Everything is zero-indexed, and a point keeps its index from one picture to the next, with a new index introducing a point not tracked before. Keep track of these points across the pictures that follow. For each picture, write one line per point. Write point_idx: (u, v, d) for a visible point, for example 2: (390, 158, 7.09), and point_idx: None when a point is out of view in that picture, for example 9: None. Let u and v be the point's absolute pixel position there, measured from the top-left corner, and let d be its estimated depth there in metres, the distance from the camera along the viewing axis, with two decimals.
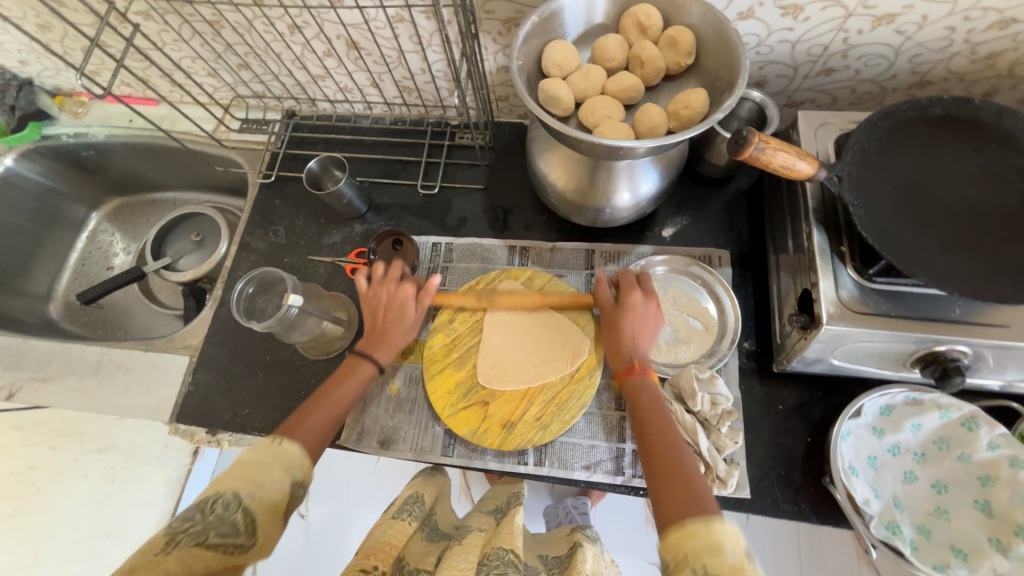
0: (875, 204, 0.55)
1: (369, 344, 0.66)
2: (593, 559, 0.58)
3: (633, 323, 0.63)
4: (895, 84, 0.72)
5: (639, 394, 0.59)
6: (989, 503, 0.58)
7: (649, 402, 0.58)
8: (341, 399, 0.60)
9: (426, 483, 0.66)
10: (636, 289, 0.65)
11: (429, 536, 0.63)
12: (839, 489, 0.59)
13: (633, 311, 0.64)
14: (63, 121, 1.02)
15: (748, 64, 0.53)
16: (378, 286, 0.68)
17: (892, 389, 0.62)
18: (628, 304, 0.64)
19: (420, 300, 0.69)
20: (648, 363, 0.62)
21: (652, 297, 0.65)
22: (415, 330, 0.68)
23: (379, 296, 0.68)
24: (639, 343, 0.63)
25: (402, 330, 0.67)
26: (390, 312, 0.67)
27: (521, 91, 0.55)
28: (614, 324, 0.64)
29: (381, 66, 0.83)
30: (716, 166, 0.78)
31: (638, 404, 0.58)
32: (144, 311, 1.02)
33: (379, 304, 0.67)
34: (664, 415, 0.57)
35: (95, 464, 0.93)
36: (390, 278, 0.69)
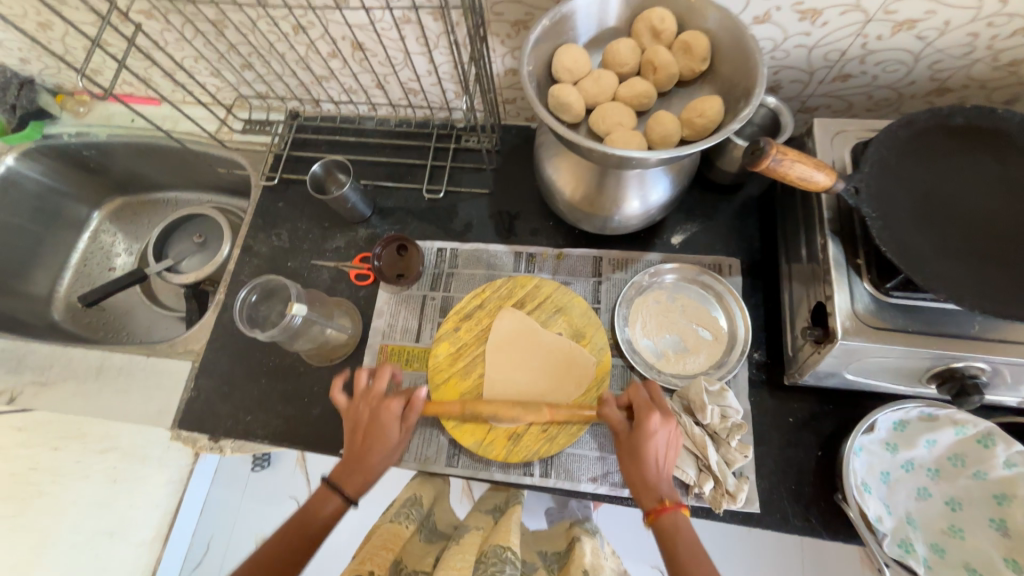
0: (893, 217, 0.54)
1: (343, 471, 0.59)
2: (593, 552, 0.57)
3: (651, 456, 0.55)
4: (913, 91, 0.70)
5: (673, 539, 0.52)
6: (1004, 522, 0.57)
7: (686, 544, 0.51)
8: (330, 511, 0.57)
9: (425, 483, 0.66)
10: (651, 411, 0.57)
11: (428, 536, 0.62)
12: (851, 507, 0.58)
13: (649, 443, 0.56)
14: (64, 121, 1.01)
15: (766, 72, 0.52)
16: (361, 403, 0.63)
17: (908, 405, 0.60)
18: (646, 434, 0.56)
19: (406, 420, 0.63)
20: (675, 495, 0.55)
21: (671, 418, 0.57)
22: (398, 454, 0.62)
23: (360, 415, 0.63)
24: (660, 476, 0.55)
25: (383, 452, 0.61)
26: (370, 433, 0.61)
27: (531, 97, 0.54)
28: (632, 453, 0.57)
29: (387, 67, 0.82)
30: (727, 173, 0.77)
31: (665, 543, 0.52)
32: (147, 313, 1.01)
33: (359, 424, 0.62)
34: (700, 551, 0.51)
35: (96, 466, 0.92)
36: (374, 391, 0.64)
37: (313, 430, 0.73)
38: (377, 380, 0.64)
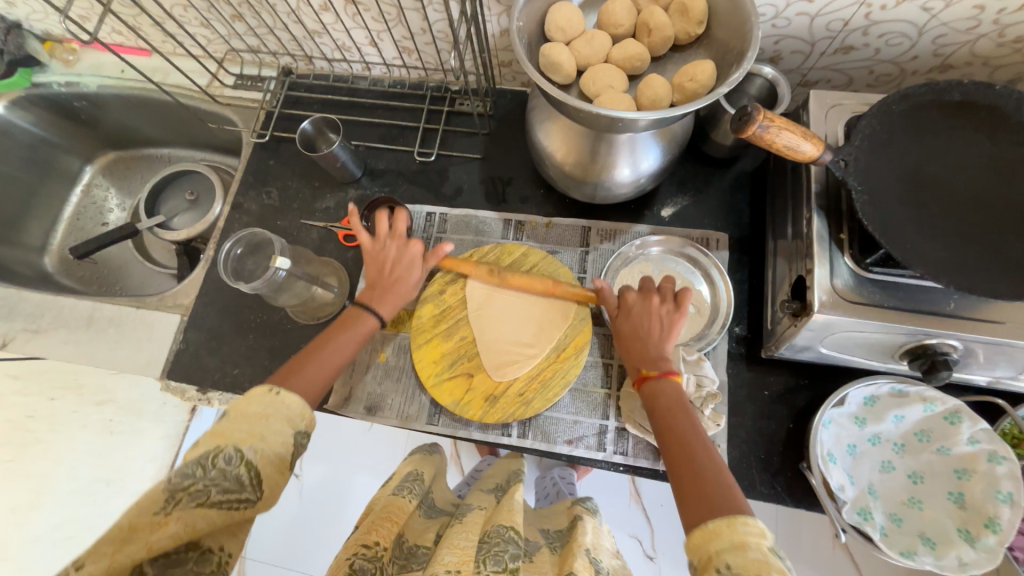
0: (878, 190, 0.53)
1: (371, 295, 0.63)
2: (593, 532, 0.60)
3: (645, 325, 0.60)
4: (915, 67, 0.69)
5: (659, 399, 0.55)
6: (962, 495, 0.58)
7: (671, 404, 0.54)
8: (339, 350, 0.58)
9: (425, 461, 0.69)
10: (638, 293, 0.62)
11: (427, 512, 0.64)
12: (814, 474, 0.60)
13: (640, 314, 0.61)
14: (54, 69, 0.99)
15: (760, 35, 0.51)
16: (386, 241, 0.66)
17: (878, 380, 0.61)
18: (631, 307, 0.62)
19: (427, 261, 0.67)
20: (670, 364, 0.57)
21: (672, 301, 0.61)
22: (417, 288, 0.66)
23: (386, 250, 0.66)
24: (661, 345, 0.58)
25: (401, 289, 0.64)
26: (396, 265, 0.65)
27: (520, 54, 0.53)
28: (623, 331, 0.61)
29: (380, 23, 0.80)
30: (721, 146, 0.76)
31: (658, 408, 0.54)
32: (140, 269, 1.02)
33: (386, 259, 0.65)
34: (693, 418, 0.52)
35: (93, 417, 0.95)
36: (398, 232, 0.66)
37: None
38: (399, 221, 0.67)
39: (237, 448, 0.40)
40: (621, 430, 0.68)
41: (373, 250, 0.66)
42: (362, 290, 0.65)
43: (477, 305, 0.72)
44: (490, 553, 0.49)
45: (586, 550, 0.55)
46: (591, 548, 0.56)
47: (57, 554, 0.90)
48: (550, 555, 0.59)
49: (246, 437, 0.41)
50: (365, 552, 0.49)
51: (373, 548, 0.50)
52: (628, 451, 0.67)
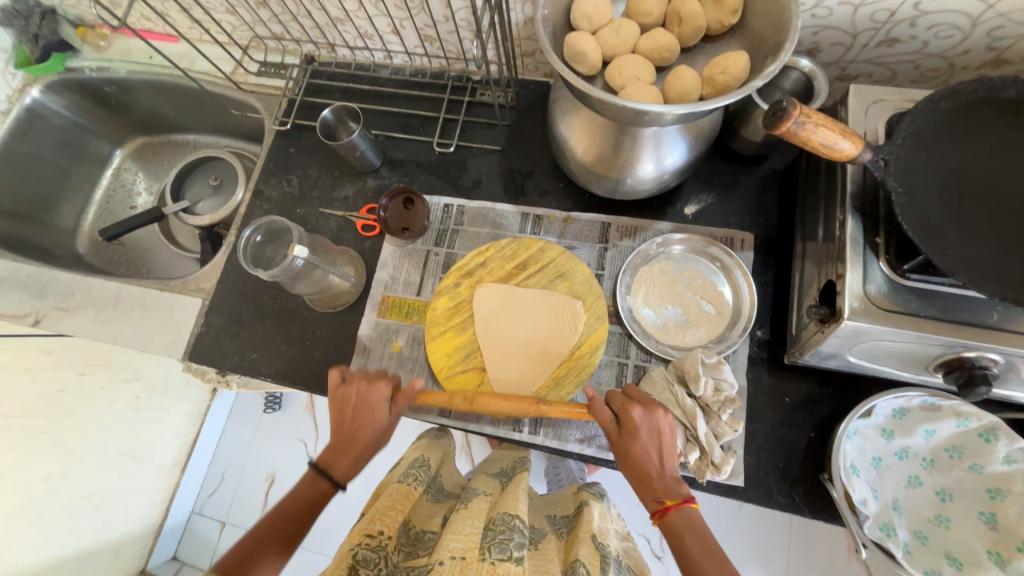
0: (921, 192, 0.50)
1: (332, 454, 0.56)
2: (601, 516, 0.60)
3: (644, 450, 0.53)
4: (966, 61, 0.65)
5: (682, 534, 0.48)
6: (994, 516, 0.56)
7: (695, 539, 0.48)
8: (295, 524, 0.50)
9: (432, 446, 0.66)
10: (634, 404, 0.55)
11: (435, 496, 0.64)
12: (836, 487, 0.58)
13: (642, 430, 0.54)
14: (86, 54, 1.01)
15: (800, 25, 0.48)
16: (348, 384, 0.60)
17: (910, 392, 0.58)
18: (630, 429, 0.54)
19: (394, 400, 0.60)
20: (683, 490, 0.51)
21: (660, 412, 0.55)
22: (386, 436, 0.59)
23: (347, 396, 0.59)
24: (668, 469, 0.52)
25: (368, 439, 0.57)
26: (358, 412, 0.58)
27: (544, 42, 0.51)
28: (623, 450, 0.54)
29: (403, 11, 0.79)
30: (751, 143, 0.73)
31: (680, 547, 0.48)
32: (165, 253, 1.04)
33: (347, 403, 0.59)
34: (717, 553, 0.47)
35: (121, 393, 1.01)
36: (359, 376, 0.61)
37: (314, 372, 0.76)
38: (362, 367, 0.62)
39: None
40: None
41: (338, 402, 0.60)
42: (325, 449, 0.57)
43: (485, 314, 0.71)
44: (495, 542, 0.49)
45: (594, 536, 0.54)
46: (599, 534, 0.56)
47: (86, 520, 0.96)
48: (557, 542, 0.59)
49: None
50: (368, 543, 0.50)
51: (376, 539, 0.50)
52: None
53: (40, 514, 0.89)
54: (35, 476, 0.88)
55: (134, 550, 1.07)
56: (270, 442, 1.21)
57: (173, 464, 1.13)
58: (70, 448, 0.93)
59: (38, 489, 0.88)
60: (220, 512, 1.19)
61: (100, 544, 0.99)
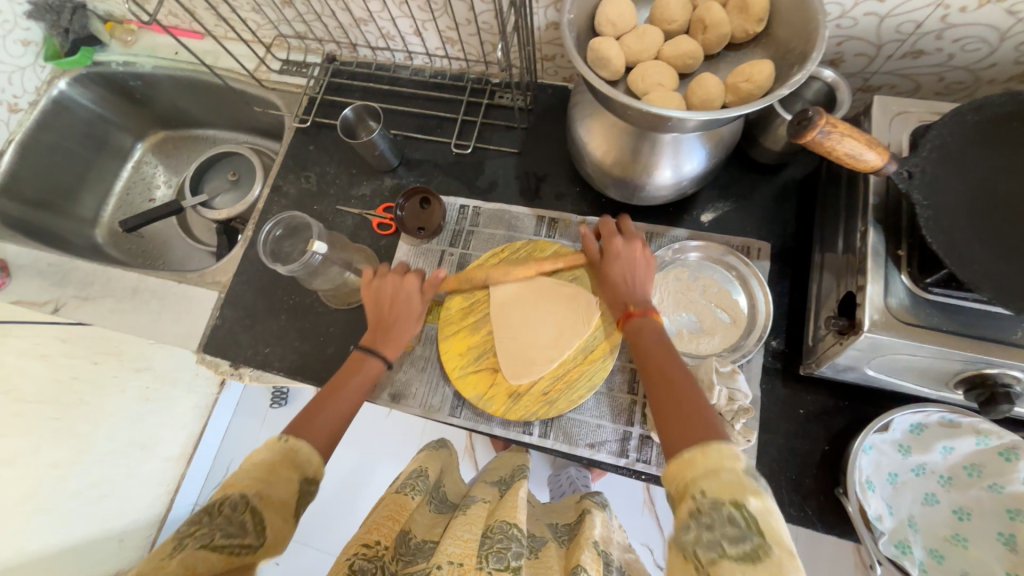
0: (946, 205, 0.50)
1: (374, 339, 0.64)
2: (603, 525, 0.59)
3: (622, 270, 0.64)
4: (991, 75, 0.64)
5: (643, 334, 0.57)
6: (1014, 538, 0.55)
7: (653, 340, 0.57)
8: (348, 400, 0.58)
9: (431, 457, 0.68)
10: (618, 236, 0.66)
11: (438, 506, 0.64)
12: (851, 501, 0.57)
13: (622, 257, 0.64)
14: (113, 49, 1.03)
15: (828, 35, 0.47)
16: (381, 280, 0.67)
17: (928, 408, 0.57)
18: (613, 254, 0.65)
19: (425, 292, 0.68)
20: (649, 307, 0.61)
21: (637, 241, 0.65)
22: (418, 323, 0.67)
23: (383, 290, 0.67)
24: (637, 287, 0.62)
25: (406, 321, 0.65)
26: (396, 302, 0.66)
27: (569, 46, 0.51)
28: (607, 273, 0.65)
29: (426, 13, 0.80)
30: (770, 152, 0.73)
31: (643, 347, 0.56)
32: (182, 245, 1.05)
33: (384, 298, 0.66)
34: (671, 350, 0.55)
35: (132, 381, 1.02)
36: (392, 273, 0.68)
37: (327, 368, 0.76)
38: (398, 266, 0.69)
39: (243, 494, 0.41)
40: (645, 437, 0.67)
41: (375, 296, 0.67)
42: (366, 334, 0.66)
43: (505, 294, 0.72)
44: (491, 550, 0.49)
45: (595, 544, 0.54)
46: (600, 541, 0.55)
47: (93, 509, 0.98)
48: (558, 549, 0.58)
49: (251, 482, 0.43)
50: (366, 552, 0.50)
51: (372, 548, 0.51)
52: (650, 460, 0.66)
53: None
54: None
55: (137, 541, 1.03)
56: None
57: (179, 456, 1.10)
58: None
59: None
60: None
61: (104, 533, 0.98)
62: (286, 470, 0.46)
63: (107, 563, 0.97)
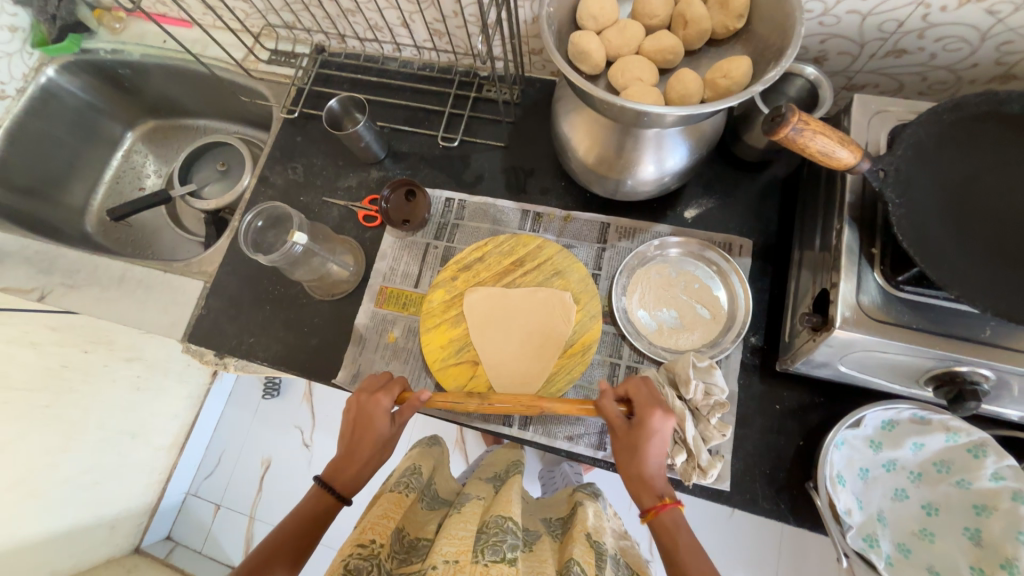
0: (918, 204, 0.50)
1: (336, 474, 0.58)
2: (596, 515, 0.60)
3: (653, 451, 0.54)
4: (973, 75, 0.64)
5: (672, 535, 0.52)
6: (979, 532, 0.56)
7: (684, 543, 0.51)
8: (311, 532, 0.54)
9: (423, 456, 0.69)
10: (655, 408, 0.55)
11: (430, 503, 0.65)
12: (820, 495, 0.58)
13: (657, 439, 0.54)
14: (102, 36, 1.03)
15: (803, 31, 0.48)
16: (352, 399, 0.62)
17: (899, 405, 0.58)
18: (647, 431, 0.54)
19: (395, 419, 0.61)
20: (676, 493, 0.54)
21: (673, 415, 0.55)
22: (389, 448, 0.61)
23: (351, 413, 0.61)
24: (666, 471, 0.55)
25: (372, 452, 0.59)
26: (360, 428, 0.59)
27: (548, 41, 0.51)
28: (632, 447, 0.55)
29: (412, 4, 0.79)
30: (753, 149, 0.73)
31: (671, 546, 0.51)
32: (171, 235, 1.05)
33: (351, 421, 0.60)
34: (702, 559, 0.50)
35: (122, 371, 1.03)
36: (365, 394, 0.61)
37: (310, 358, 0.77)
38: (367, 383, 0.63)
39: None
40: None
41: (346, 418, 0.61)
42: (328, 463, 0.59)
43: (482, 304, 0.71)
44: (488, 544, 0.50)
45: (588, 536, 0.55)
46: (595, 533, 0.56)
47: (83, 495, 0.97)
48: (551, 543, 0.59)
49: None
50: (361, 552, 0.50)
51: (368, 547, 0.51)
52: None
53: (42, 486, 0.90)
54: (36, 450, 0.89)
55: (129, 527, 1.09)
56: (268, 427, 1.22)
57: (170, 445, 1.15)
58: (71, 423, 0.95)
59: (38, 462, 0.90)
60: (214, 494, 1.20)
61: (98, 519, 1.01)
62: None
63: (99, 548, 1.02)
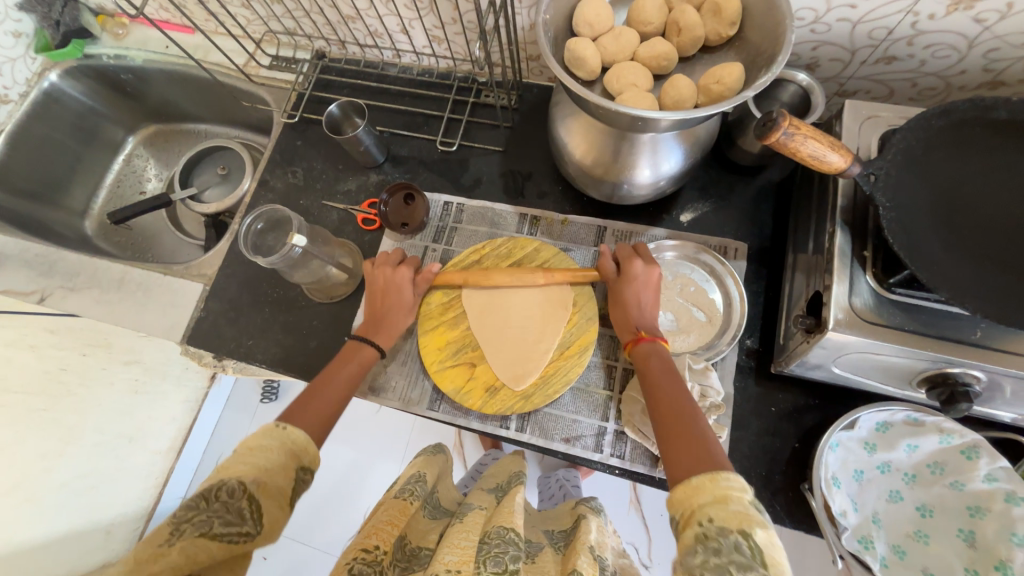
0: (908, 207, 0.51)
1: (368, 330, 0.68)
2: (598, 529, 0.61)
3: (636, 292, 0.63)
4: (963, 82, 0.65)
5: (649, 359, 0.59)
6: (973, 534, 0.56)
7: (661, 366, 0.58)
8: (341, 387, 0.62)
9: (428, 463, 0.69)
10: (635, 257, 0.65)
11: (431, 512, 0.66)
12: (816, 497, 0.59)
13: (638, 279, 0.64)
14: (105, 42, 1.04)
15: (793, 39, 0.49)
16: (377, 270, 0.71)
17: (893, 407, 0.59)
18: (629, 274, 0.64)
19: (417, 283, 0.71)
20: (658, 332, 0.62)
21: (653, 264, 0.65)
22: (411, 313, 0.70)
23: (376, 279, 0.71)
24: (648, 312, 0.63)
25: (399, 310, 0.69)
26: (386, 292, 0.70)
27: (544, 47, 0.52)
28: (619, 293, 0.65)
29: (412, 11, 0.81)
30: (748, 153, 0.74)
31: (648, 370, 0.59)
32: (171, 238, 1.06)
33: (377, 287, 0.70)
34: (675, 377, 0.57)
35: (120, 374, 1.03)
36: (387, 264, 0.71)
37: (309, 360, 0.77)
38: (391, 255, 0.73)
39: (240, 480, 0.42)
40: (620, 433, 0.68)
41: (373, 286, 0.71)
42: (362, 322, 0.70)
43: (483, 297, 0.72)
44: (489, 555, 0.50)
45: (590, 547, 0.55)
46: (597, 546, 0.57)
47: (80, 500, 0.99)
48: (554, 556, 0.59)
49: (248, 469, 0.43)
50: (364, 557, 0.49)
51: (372, 553, 0.50)
52: (624, 455, 0.67)
53: (38, 491, 0.93)
54: None
55: (126, 533, 1.05)
56: None
57: (168, 447, 1.14)
58: (69, 424, 0.95)
59: None
60: None
61: (93, 524, 1.00)
62: (284, 464, 0.46)
63: (94, 553, 1.00)
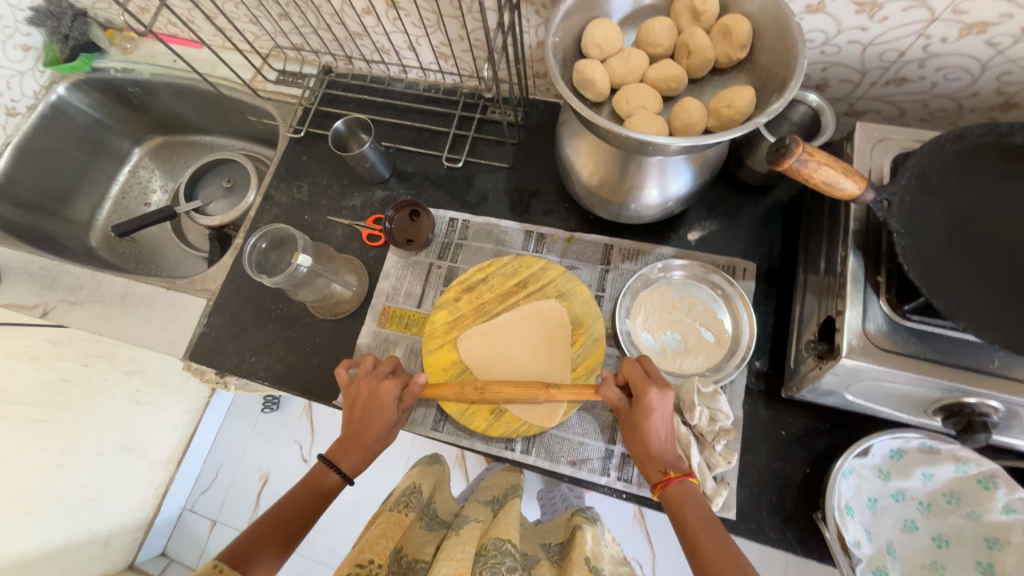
0: (922, 234, 0.50)
1: (344, 450, 0.63)
2: (594, 540, 0.59)
3: (654, 427, 0.58)
4: (975, 103, 0.65)
5: (679, 502, 0.55)
6: (991, 566, 0.55)
7: (691, 506, 0.54)
8: (299, 521, 0.56)
9: (425, 475, 0.68)
10: (650, 387, 0.58)
11: (428, 524, 0.64)
12: (829, 528, 0.57)
13: (656, 414, 0.57)
14: (113, 56, 1.04)
15: (806, 64, 0.48)
16: (360, 380, 0.65)
17: (908, 434, 0.57)
18: (646, 407, 0.57)
19: (403, 400, 0.65)
20: (681, 462, 0.57)
21: (670, 391, 0.58)
22: (395, 428, 0.65)
23: (359, 393, 0.64)
24: (668, 444, 0.58)
25: (380, 429, 0.63)
26: (369, 405, 0.63)
27: (553, 70, 0.52)
28: (637, 423, 0.59)
29: (419, 28, 0.81)
30: (756, 173, 0.73)
31: (677, 510, 0.54)
32: (175, 249, 1.06)
33: (359, 401, 0.64)
34: (707, 514, 0.53)
35: (122, 386, 1.02)
36: (371, 372, 0.65)
37: (312, 378, 0.76)
38: (367, 361, 0.66)
39: None
40: (626, 456, 0.67)
41: (350, 402, 0.64)
42: (337, 440, 0.64)
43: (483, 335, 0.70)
44: (486, 566, 0.49)
45: (586, 560, 0.54)
46: (592, 557, 0.55)
47: (77, 512, 0.96)
48: (549, 569, 0.58)
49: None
50: (359, 572, 0.48)
51: (367, 567, 0.49)
52: (631, 478, 0.66)
53: (37, 503, 0.90)
54: (31, 466, 0.88)
55: (125, 543, 1.07)
56: (269, 441, 1.19)
57: (168, 460, 1.13)
58: (69, 438, 0.94)
59: (34, 478, 0.89)
60: (211, 509, 1.18)
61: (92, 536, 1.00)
62: None
63: (91, 565, 1.00)
